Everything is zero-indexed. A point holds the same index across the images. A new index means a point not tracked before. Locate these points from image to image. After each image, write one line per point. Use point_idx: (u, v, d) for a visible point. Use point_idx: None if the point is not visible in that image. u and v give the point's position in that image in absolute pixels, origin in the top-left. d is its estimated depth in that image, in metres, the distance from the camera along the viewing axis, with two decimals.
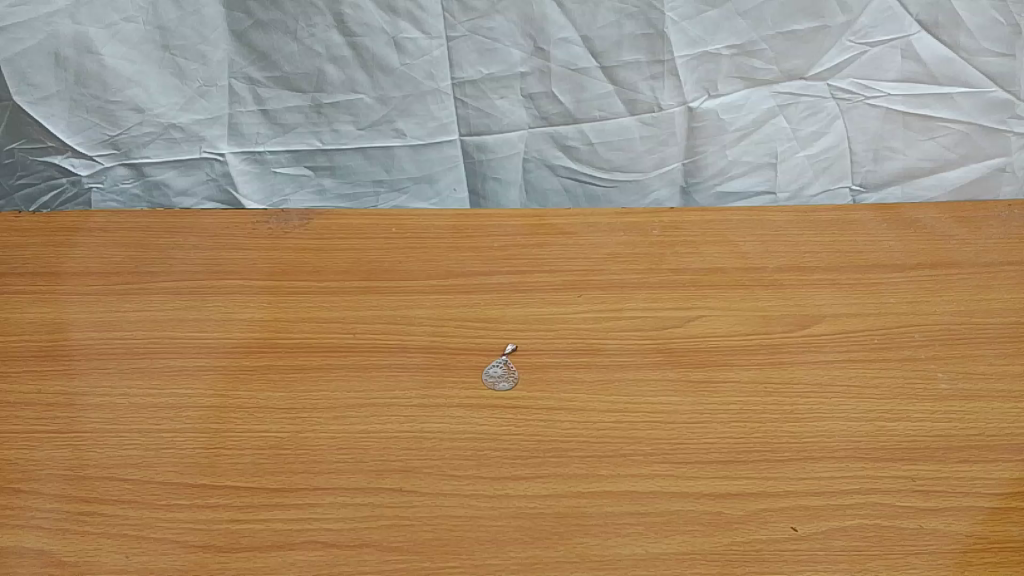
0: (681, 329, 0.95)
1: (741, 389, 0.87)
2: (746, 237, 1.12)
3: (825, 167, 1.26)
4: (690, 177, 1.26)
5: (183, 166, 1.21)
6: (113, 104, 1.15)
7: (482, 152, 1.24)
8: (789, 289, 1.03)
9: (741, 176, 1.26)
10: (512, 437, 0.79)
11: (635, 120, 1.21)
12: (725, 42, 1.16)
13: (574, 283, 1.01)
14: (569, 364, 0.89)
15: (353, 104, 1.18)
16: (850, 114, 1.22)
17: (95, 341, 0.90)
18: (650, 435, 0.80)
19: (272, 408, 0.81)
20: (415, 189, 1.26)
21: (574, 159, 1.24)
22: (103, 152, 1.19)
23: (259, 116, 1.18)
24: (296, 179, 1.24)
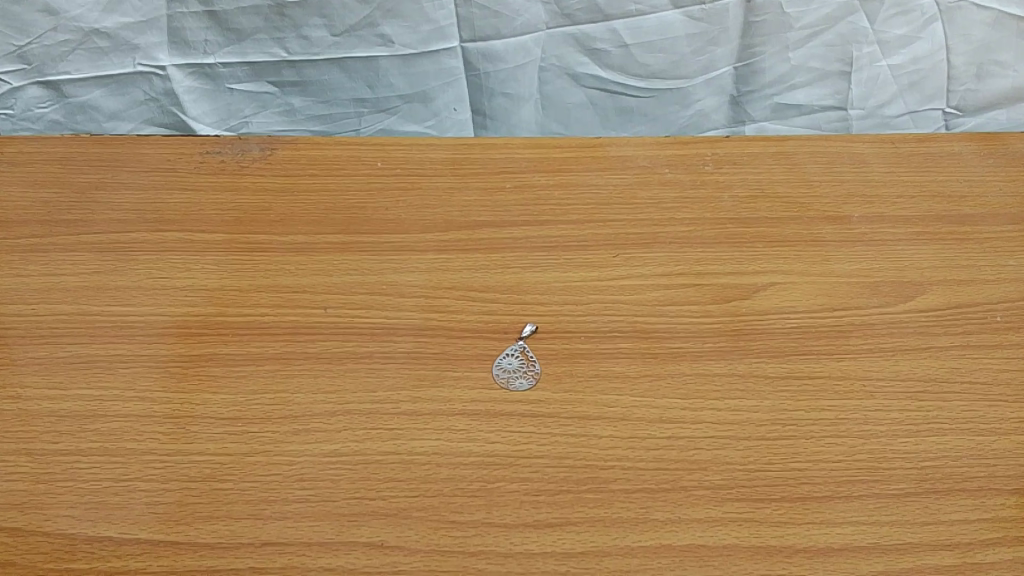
0: (750, 303, 0.74)
1: (832, 389, 0.67)
2: (823, 172, 0.89)
3: (914, 82, 1.01)
4: (742, 84, 1.02)
5: (113, 84, 0.97)
6: (18, 3, 0.91)
7: (488, 62, 0.99)
8: (882, 247, 0.81)
9: (804, 85, 1.02)
10: (534, 463, 0.59)
11: (679, 15, 0.96)
12: None
13: (610, 238, 0.79)
14: (607, 352, 0.68)
15: (325, 2, 0.93)
16: (951, 16, 0.97)
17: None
18: (719, 458, 0.60)
19: (210, 422, 0.61)
20: (406, 110, 1.03)
21: (601, 65, 1.00)
22: (9, 67, 0.95)
23: (205, 19, 0.94)
24: (257, 97, 1.00)
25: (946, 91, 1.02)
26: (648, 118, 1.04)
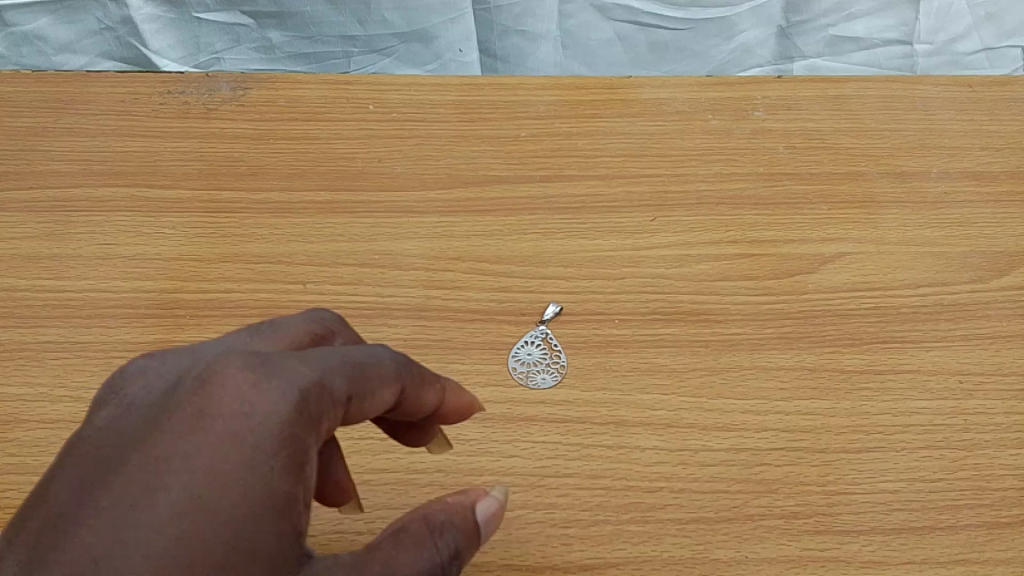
0: (816, 278, 0.61)
1: (923, 388, 0.54)
2: (898, 116, 0.74)
3: (991, 13, 0.86)
4: (793, 12, 0.87)
5: (61, 10, 0.84)
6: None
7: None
8: (971, 209, 0.68)
9: (864, 15, 0.87)
10: (564, 485, 0.48)
11: None
12: None
13: (647, 197, 0.65)
14: (649, 339, 0.56)
15: None
16: None
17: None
18: (791, 478, 0.49)
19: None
20: (403, 50, 0.88)
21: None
22: None
23: None
24: (230, 30, 0.86)
25: None
26: (684, 57, 0.90)
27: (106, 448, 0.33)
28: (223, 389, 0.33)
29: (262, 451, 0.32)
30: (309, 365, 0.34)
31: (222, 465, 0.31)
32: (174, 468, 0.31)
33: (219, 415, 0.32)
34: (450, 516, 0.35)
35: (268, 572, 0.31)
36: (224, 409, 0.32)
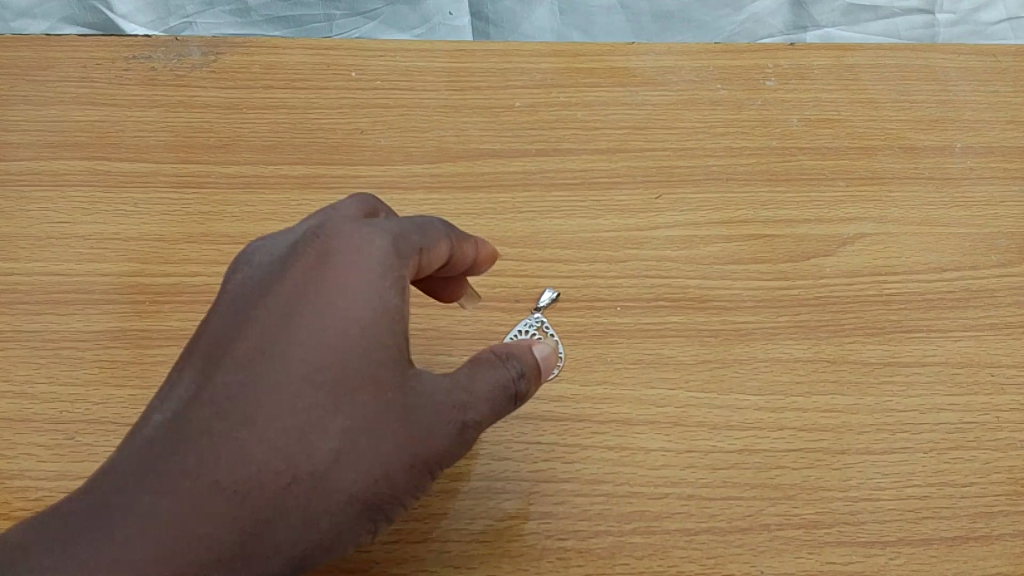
0: (834, 262, 0.56)
1: (952, 382, 0.50)
2: (920, 86, 0.69)
3: None
4: None
5: None
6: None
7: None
8: (997, 186, 0.63)
9: None
10: (561, 491, 0.44)
11: None
12: None
13: (651, 173, 0.60)
14: (654, 328, 0.51)
15: None
16: None
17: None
18: (809, 483, 0.45)
19: (111, 432, 0.47)
20: (389, 13, 0.83)
21: None
22: None
23: None
24: None
25: None
26: (690, 21, 0.84)
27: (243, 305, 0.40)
28: (336, 240, 0.39)
29: (375, 284, 0.38)
30: (396, 222, 0.40)
31: (338, 311, 0.38)
32: (310, 301, 0.38)
33: (330, 268, 0.38)
34: (513, 351, 0.41)
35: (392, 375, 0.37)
36: (332, 262, 0.38)
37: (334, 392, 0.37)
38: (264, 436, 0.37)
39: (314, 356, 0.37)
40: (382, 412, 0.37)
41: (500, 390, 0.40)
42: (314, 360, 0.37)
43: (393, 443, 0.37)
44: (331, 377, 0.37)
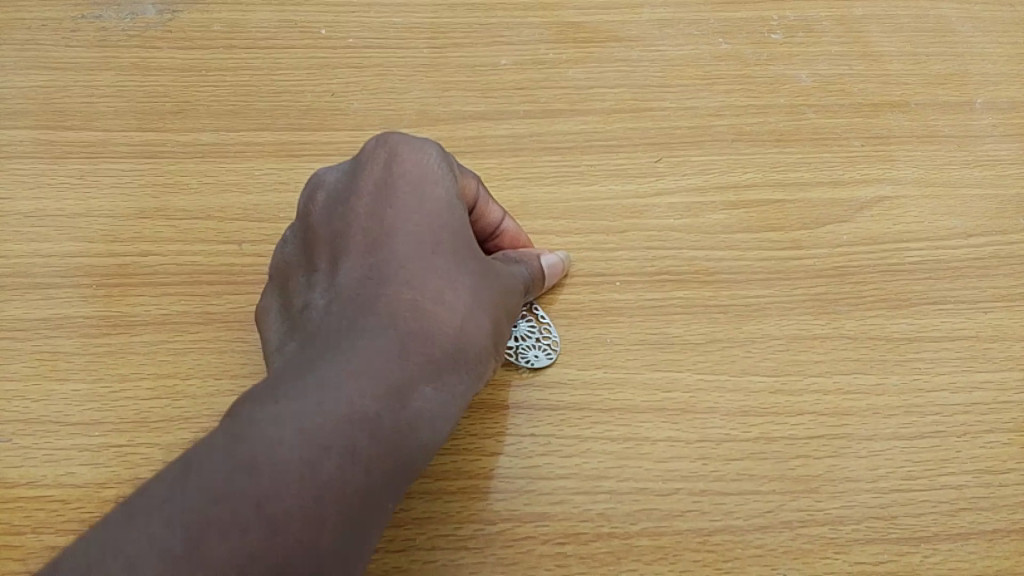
0: (851, 229, 0.51)
1: (983, 359, 0.46)
2: (935, 38, 0.64)
3: None
4: None
5: None
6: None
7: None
8: (1022, 144, 0.59)
9: None
10: (558, 489, 0.40)
11: None
12: None
13: (649, 134, 0.55)
14: (656, 304, 0.46)
15: None
16: None
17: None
18: (834, 474, 0.40)
19: (53, 432, 0.42)
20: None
21: None
22: None
23: None
24: None
25: None
26: None
27: (328, 230, 0.39)
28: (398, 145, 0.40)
29: (451, 174, 0.40)
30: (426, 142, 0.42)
31: (432, 197, 0.39)
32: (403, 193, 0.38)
33: (409, 162, 0.39)
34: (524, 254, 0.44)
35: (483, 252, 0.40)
36: (409, 158, 0.39)
37: (460, 259, 0.38)
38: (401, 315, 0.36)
39: (431, 234, 0.38)
40: (491, 276, 0.39)
41: (526, 278, 0.43)
42: (436, 234, 0.38)
43: (504, 303, 0.39)
44: (456, 247, 0.38)
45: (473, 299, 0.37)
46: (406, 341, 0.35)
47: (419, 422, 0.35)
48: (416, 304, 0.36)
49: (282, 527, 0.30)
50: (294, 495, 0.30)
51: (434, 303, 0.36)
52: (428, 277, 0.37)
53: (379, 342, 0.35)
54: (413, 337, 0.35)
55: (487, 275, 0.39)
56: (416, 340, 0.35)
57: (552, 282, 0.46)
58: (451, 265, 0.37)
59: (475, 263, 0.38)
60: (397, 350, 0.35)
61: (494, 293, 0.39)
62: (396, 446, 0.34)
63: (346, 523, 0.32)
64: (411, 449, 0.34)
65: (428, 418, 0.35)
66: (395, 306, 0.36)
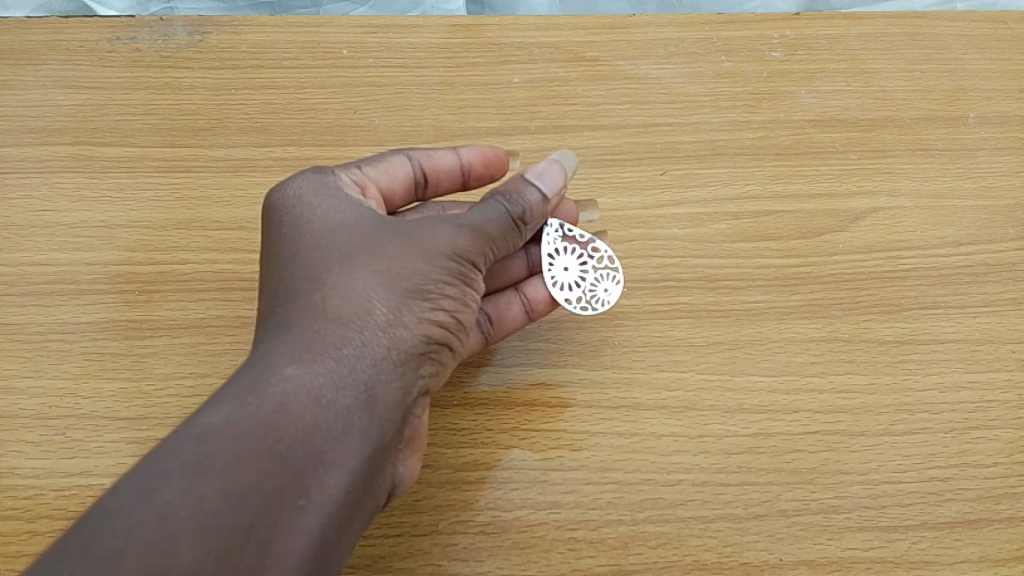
0: (846, 238, 0.54)
1: (971, 361, 0.48)
2: (928, 56, 0.67)
3: None
4: None
5: None
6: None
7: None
8: (1011, 157, 0.62)
9: None
10: (570, 479, 0.42)
11: None
12: None
13: (654, 149, 0.58)
14: (661, 308, 0.49)
15: None
16: None
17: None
18: (828, 466, 0.43)
19: (100, 427, 0.45)
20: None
21: None
22: None
23: None
24: None
25: None
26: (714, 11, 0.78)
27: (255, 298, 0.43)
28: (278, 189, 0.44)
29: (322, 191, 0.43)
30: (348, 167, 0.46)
31: (303, 220, 0.41)
32: (279, 228, 0.41)
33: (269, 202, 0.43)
34: (498, 187, 0.43)
35: (365, 234, 0.40)
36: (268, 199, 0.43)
37: (324, 249, 0.39)
38: (276, 334, 0.38)
39: (299, 252, 0.40)
40: (376, 254, 0.39)
41: (492, 215, 0.41)
42: (301, 244, 0.40)
43: (401, 272, 0.39)
44: (319, 249, 0.40)
45: (346, 274, 0.39)
46: (275, 345, 0.37)
47: (290, 410, 0.35)
48: (289, 313, 0.38)
49: (124, 551, 0.30)
50: (134, 517, 0.31)
51: (302, 302, 0.38)
52: (297, 292, 0.39)
53: (251, 358, 0.37)
54: (281, 338, 0.37)
55: (367, 245, 0.40)
56: (282, 347, 0.37)
57: (557, 184, 0.44)
58: (317, 259, 0.39)
59: (350, 243, 0.40)
60: (261, 364, 0.36)
61: (377, 256, 0.39)
62: (261, 444, 0.34)
63: (209, 530, 0.31)
64: (286, 425, 0.34)
65: (305, 392, 0.35)
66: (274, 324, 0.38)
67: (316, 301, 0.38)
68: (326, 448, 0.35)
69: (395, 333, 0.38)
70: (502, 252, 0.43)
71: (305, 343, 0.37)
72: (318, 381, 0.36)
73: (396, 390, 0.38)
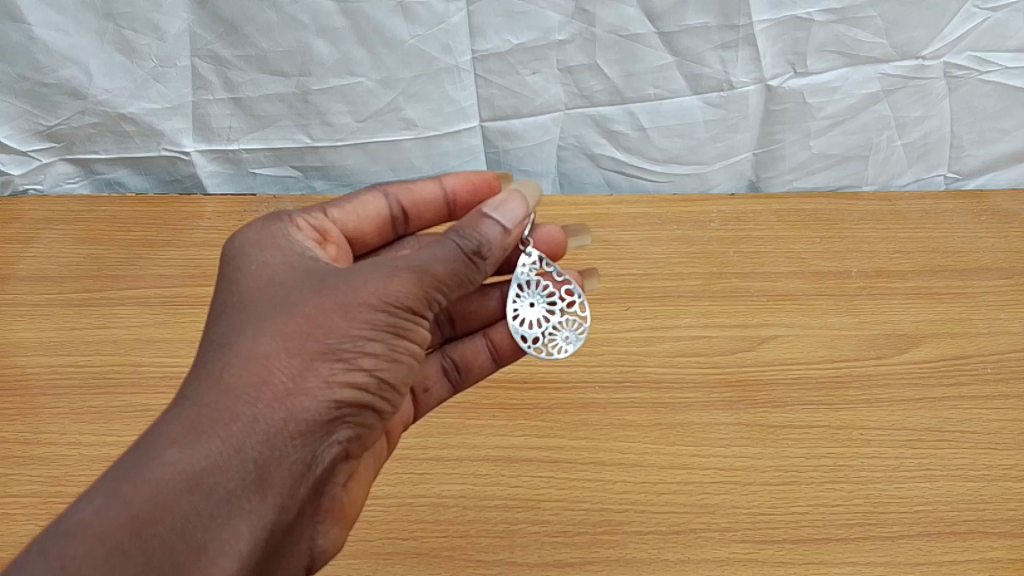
0: (753, 354, 0.78)
1: (832, 439, 0.71)
2: (822, 230, 0.94)
3: (921, 153, 1.00)
4: (762, 170, 1.01)
5: (137, 165, 1.01)
6: (46, 86, 0.93)
7: (507, 139, 0.97)
8: (879, 300, 0.86)
9: (824, 169, 1.01)
10: (554, 506, 0.65)
11: (698, 100, 0.94)
12: (820, 4, 0.87)
13: (622, 291, 0.84)
14: (622, 399, 0.73)
15: (349, 89, 0.93)
16: (957, 94, 0.95)
17: (29, 370, 0.76)
18: (726, 503, 0.65)
19: None
20: None
21: (622, 148, 0.98)
22: (38, 145, 0.98)
23: (231, 106, 0.95)
24: (280, 180, 1.02)
25: (949, 158, 1.01)
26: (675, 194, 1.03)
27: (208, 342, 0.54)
28: (247, 236, 0.55)
29: (263, 259, 0.54)
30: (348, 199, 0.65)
31: (239, 287, 0.52)
32: (221, 296, 0.53)
33: (224, 253, 0.55)
34: (460, 225, 0.55)
35: (282, 302, 0.50)
36: (225, 249, 0.55)
37: (243, 321, 0.50)
38: (189, 400, 0.48)
39: (227, 324, 0.50)
40: (287, 327, 0.49)
41: (429, 259, 0.52)
42: (231, 311, 0.51)
43: (304, 345, 0.49)
44: (240, 323, 0.50)
45: (256, 343, 0.49)
46: (177, 417, 0.47)
47: (179, 482, 0.45)
48: (197, 382, 0.48)
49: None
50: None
51: (209, 374, 0.48)
52: (211, 363, 0.49)
53: (162, 423, 0.47)
54: (187, 409, 0.47)
55: (284, 311, 0.50)
56: (188, 418, 0.47)
57: (509, 224, 0.56)
58: (237, 327, 0.50)
59: (267, 311, 0.50)
60: (166, 434, 0.46)
61: (287, 324, 0.49)
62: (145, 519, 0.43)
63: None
64: (169, 507, 0.44)
65: (197, 463, 0.45)
66: (183, 394, 0.48)
67: (223, 371, 0.48)
68: (212, 524, 0.45)
69: (293, 402, 0.48)
70: (453, 283, 0.53)
71: (202, 420, 0.47)
72: (206, 461, 0.46)
73: (292, 458, 0.48)
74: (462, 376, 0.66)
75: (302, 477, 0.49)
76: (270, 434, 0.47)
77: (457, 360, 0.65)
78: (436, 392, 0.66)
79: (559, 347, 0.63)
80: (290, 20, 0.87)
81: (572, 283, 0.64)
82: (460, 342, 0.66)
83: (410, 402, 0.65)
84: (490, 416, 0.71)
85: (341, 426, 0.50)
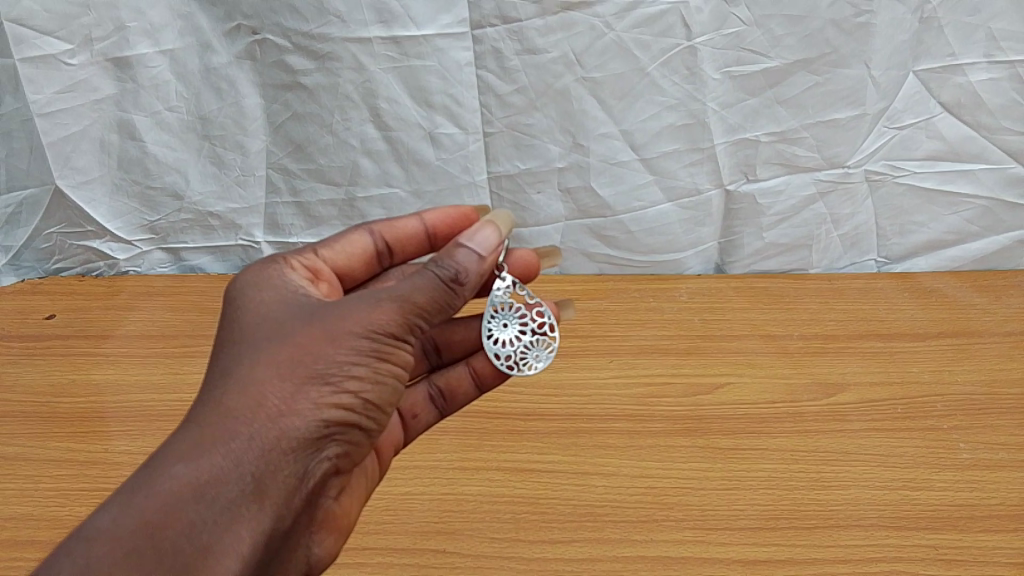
0: (709, 396, 0.99)
1: (768, 458, 0.91)
2: (770, 303, 1.16)
3: (855, 242, 1.23)
4: (725, 255, 1.23)
5: (217, 253, 1.25)
6: (154, 189, 1.18)
7: (517, 243, 1.21)
8: (814, 356, 1.07)
9: (776, 256, 1.23)
10: (549, 502, 0.85)
11: (674, 206, 1.17)
12: (764, 128, 1.11)
13: (605, 351, 1.05)
14: (604, 429, 0.93)
15: (387, 197, 1.17)
16: (879, 193, 1.17)
17: (143, 402, 0.98)
18: (681, 501, 0.85)
19: None
20: None
21: (613, 247, 1.21)
22: (141, 236, 1.23)
23: (294, 208, 1.19)
24: None
25: (877, 246, 1.23)
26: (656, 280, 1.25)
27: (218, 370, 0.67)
28: (252, 285, 0.70)
29: (265, 304, 0.67)
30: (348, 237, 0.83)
31: (242, 328, 0.65)
32: (228, 336, 0.66)
33: (229, 295, 0.70)
34: (441, 257, 0.67)
35: (279, 336, 0.63)
36: (230, 294, 0.70)
37: (245, 356, 0.63)
38: (199, 422, 0.60)
39: (233, 358, 0.63)
40: (282, 360, 0.61)
41: (409, 290, 0.64)
42: (236, 347, 0.64)
43: (296, 373, 0.61)
44: (242, 357, 0.63)
45: (255, 373, 0.61)
46: (187, 437, 0.59)
47: (186, 493, 0.56)
48: (204, 408, 0.61)
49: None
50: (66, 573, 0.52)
51: (213, 400, 0.61)
52: (219, 390, 0.61)
53: (176, 442, 0.59)
54: (196, 430, 0.59)
55: (279, 345, 0.62)
56: (197, 438, 0.59)
57: (484, 252, 0.69)
58: (241, 360, 0.63)
59: (265, 345, 0.63)
60: (177, 454, 0.58)
61: (282, 356, 0.62)
62: (160, 522, 0.55)
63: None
64: (176, 515, 0.56)
65: (204, 475, 0.57)
66: (191, 418, 0.61)
67: (227, 397, 0.61)
68: (217, 527, 0.57)
69: (284, 422, 0.60)
70: (433, 307, 0.65)
71: (206, 439, 0.59)
72: (208, 475, 0.57)
73: (286, 469, 0.60)
74: (448, 398, 0.85)
75: (297, 485, 0.61)
76: (266, 448, 0.59)
77: (442, 387, 0.85)
78: (426, 417, 0.85)
79: (530, 364, 0.81)
80: (342, 142, 1.13)
81: (541, 307, 0.84)
82: (447, 372, 0.86)
83: (401, 422, 0.84)
84: (501, 438, 0.92)
85: (330, 443, 0.62)
